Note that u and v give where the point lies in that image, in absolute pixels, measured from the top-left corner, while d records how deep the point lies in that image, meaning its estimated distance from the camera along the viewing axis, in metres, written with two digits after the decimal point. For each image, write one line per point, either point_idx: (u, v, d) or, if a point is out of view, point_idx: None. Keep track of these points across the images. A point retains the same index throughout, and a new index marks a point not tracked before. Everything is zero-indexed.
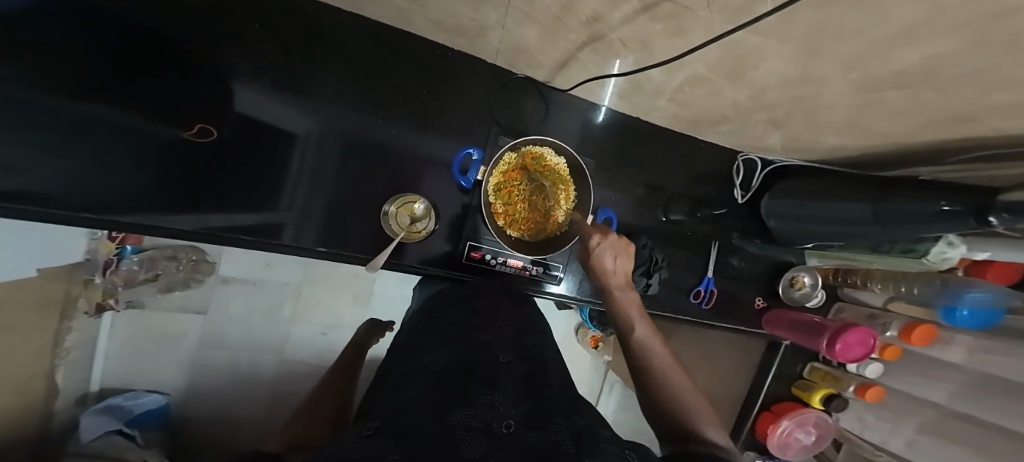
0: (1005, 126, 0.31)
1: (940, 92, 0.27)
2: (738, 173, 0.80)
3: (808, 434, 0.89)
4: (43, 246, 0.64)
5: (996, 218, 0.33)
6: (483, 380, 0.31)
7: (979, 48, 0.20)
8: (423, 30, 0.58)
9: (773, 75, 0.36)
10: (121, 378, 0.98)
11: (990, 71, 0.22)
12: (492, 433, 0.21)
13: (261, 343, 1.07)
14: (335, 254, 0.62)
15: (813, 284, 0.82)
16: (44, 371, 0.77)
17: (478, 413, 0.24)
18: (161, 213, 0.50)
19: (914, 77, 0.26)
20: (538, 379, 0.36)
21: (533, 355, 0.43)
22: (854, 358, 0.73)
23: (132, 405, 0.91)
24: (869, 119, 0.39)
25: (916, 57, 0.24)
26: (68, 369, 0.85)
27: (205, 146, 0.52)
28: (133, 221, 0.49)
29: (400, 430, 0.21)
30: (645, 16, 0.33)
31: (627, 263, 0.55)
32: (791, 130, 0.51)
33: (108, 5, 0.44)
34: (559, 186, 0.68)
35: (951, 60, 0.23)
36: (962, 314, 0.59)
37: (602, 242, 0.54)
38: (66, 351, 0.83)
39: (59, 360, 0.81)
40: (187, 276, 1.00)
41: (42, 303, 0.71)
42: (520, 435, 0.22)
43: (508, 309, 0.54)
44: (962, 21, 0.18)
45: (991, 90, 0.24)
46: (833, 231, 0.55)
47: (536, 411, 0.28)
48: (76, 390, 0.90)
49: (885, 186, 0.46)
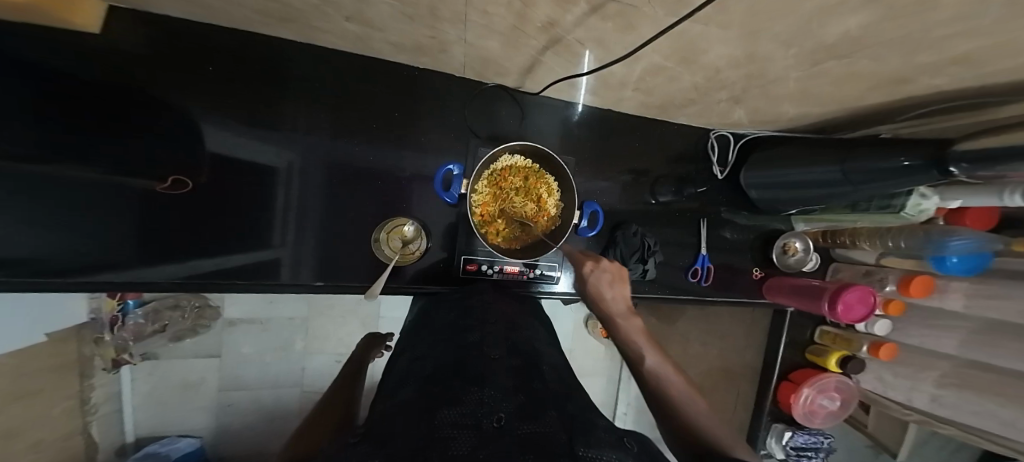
0: (944, 82, 0.32)
1: (880, 57, 0.28)
2: (714, 150, 0.81)
3: (832, 401, 0.87)
4: (37, 310, 0.67)
5: (956, 168, 0.34)
6: (473, 378, 0.34)
7: (893, 16, 0.21)
8: (387, 54, 0.60)
9: (723, 58, 0.37)
10: (152, 428, 1.01)
11: (914, 35, 0.23)
12: (481, 429, 0.24)
13: (280, 378, 1.09)
14: (333, 286, 0.65)
15: (806, 249, 0.83)
16: (76, 429, 0.80)
17: (468, 411, 0.27)
18: (144, 267, 0.53)
19: (854, 45, 0.27)
20: (530, 372, 0.38)
21: (526, 347, 0.45)
22: (858, 318, 0.72)
23: (168, 450, 0.93)
24: (821, 88, 0.40)
25: (843, 31, 0.25)
26: (100, 423, 0.89)
27: (177, 196, 0.54)
28: (115, 279, 0.52)
29: (385, 436, 0.23)
30: (594, 17, 0.34)
31: (624, 288, 0.52)
32: (752, 105, 0.52)
33: (81, 72, 0.47)
34: (540, 183, 0.69)
35: (874, 30, 0.24)
36: (952, 261, 0.58)
37: (596, 269, 0.52)
38: (95, 407, 0.87)
39: (90, 415, 0.85)
40: (193, 323, 0.99)
41: (56, 366, 0.74)
42: (510, 426, 0.26)
43: (500, 306, 0.55)
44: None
45: (927, 49, 0.25)
46: (809, 195, 0.56)
47: (530, 404, 0.31)
48: (110, 444, 0.93)
49: (848, 147, 0.47)
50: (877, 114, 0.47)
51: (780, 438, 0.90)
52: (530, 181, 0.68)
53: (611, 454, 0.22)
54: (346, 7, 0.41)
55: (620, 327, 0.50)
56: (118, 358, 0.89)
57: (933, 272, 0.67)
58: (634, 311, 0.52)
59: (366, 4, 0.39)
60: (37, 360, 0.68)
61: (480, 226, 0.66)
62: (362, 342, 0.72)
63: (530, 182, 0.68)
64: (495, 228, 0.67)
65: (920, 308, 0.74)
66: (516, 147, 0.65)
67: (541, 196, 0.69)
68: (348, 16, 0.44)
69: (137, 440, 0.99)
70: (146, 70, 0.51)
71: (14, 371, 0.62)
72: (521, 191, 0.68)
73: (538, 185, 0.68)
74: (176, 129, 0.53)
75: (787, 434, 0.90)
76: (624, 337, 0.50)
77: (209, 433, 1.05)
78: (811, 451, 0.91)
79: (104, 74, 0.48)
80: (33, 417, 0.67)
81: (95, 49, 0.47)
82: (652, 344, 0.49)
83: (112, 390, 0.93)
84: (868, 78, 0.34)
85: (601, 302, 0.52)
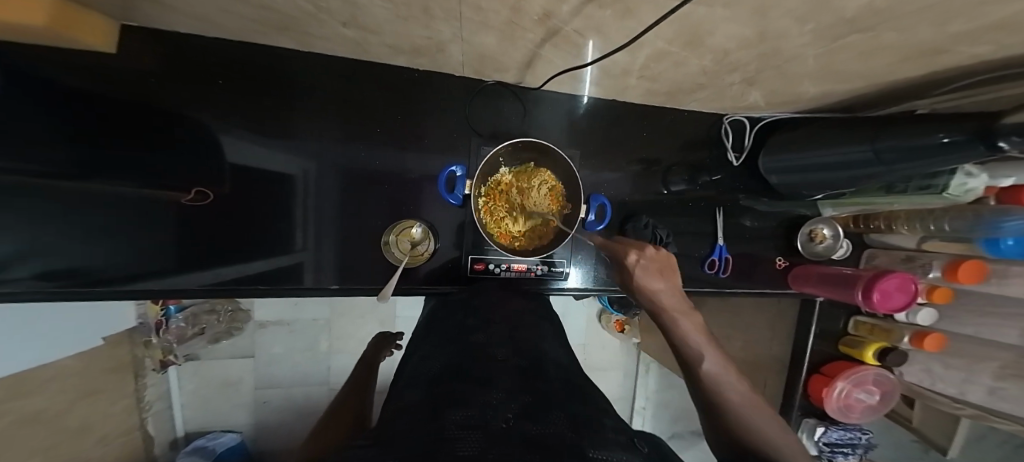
0: (990, 49, 0.28)
1: (908, 28, 0.26)
2: (728, 135, 0.77)
3: (869, 395, 0.82)
4: (93, 319, 0.74)
5: (1006, 142, 0.30)
6: (480, 380, 0.34)
7: None
8: (386, 58, 0.60)
9: (732, 39, 0.35)
10: (199, 424, 1.08)
11: (948, 2, 0.21)
12: (488, 428, 0.24)
13: (309, 377, 1.15)
14: (347, 289, 0.66)
15: (835, 235, 0.78)
16: (134, 426, 0.88)
17: (476, 413, 0.27)
18: (178, 275, 0.57)
19: (878, 17, 0.25)
20: (536, 373, 0.38)
21: (531, 347, 0.45)
22: (897, 307, 0.66)
23: (213, 445, 1.01)
24: (843, 64, 0.37)
25: (862, 4, 0.23)
26: (154, 419, 0.98)
27: (203, 205, 0.57)
28: (153, 286, 0.56)
29: (392, 436, 0.23)
30: (591, 6, 0.33)
31: (675, 278, 0.47)
32: (768, 87, 0.48)
33: (111, 94, 0.51)
34: (532, 174, 0.68)
35: (898, 2, 0.22)
36: (1007, 244, 0.52)
37: (641, 257, 0.48)
38: (149, 404, 0.96)
39: (144, 412, 0.94)
40: (227, 326, 1.03)
41: (114, 367, 0.81)
42: (518, 426, 0.25)
43: (508, 306, 0.56)
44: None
45: (962, 17, 0.22)
46: (837, 178, 0.52)
47: (536, 404, 0.30)
48: (163, 439, 1.01)
49: (880, 125, 0.43)
50: (910, 87, 0.43)
51: (813, 435, 0.85)
52: (523, 175, 0.67)
53: (620, 453, 0.21)
54: (341, 13, 0.41)
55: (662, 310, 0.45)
56: (165, 359, 0.97)
57: (984, 256, 0.60)
58: (688, 301, 0.46)
59: (360, 9, 0.39)
60: (97, 361, 0.75)
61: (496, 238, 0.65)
62: (374, 340, 0.74)
63: (523, 177, 0.67)
64: (509, 233, 0.67)
65: (969, 295, 0.68)
66: (503, 148, 0.64)
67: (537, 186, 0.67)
68: (344, 21, 0.44)
69: (187, 435, 1.08)
70: (166, 88, 0.54)
71: (78, 370, 0.69)
72: (518, 191, 0.67)
73: (537, 178, 0.67)
74: (195, 141, 0.55)
75: (821, 430, 0.84)
76: (666, 321, 0.45)
77: (249, 429, 1.12)
78: (848, 447, 0.86)
79: (129, 94, 0.52)
80: (97, 415, 0.75)
81: (119, 70, 0.51)
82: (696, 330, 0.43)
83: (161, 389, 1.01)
84: (896, 50, 0.31)
85: (643, 288, 0.47)
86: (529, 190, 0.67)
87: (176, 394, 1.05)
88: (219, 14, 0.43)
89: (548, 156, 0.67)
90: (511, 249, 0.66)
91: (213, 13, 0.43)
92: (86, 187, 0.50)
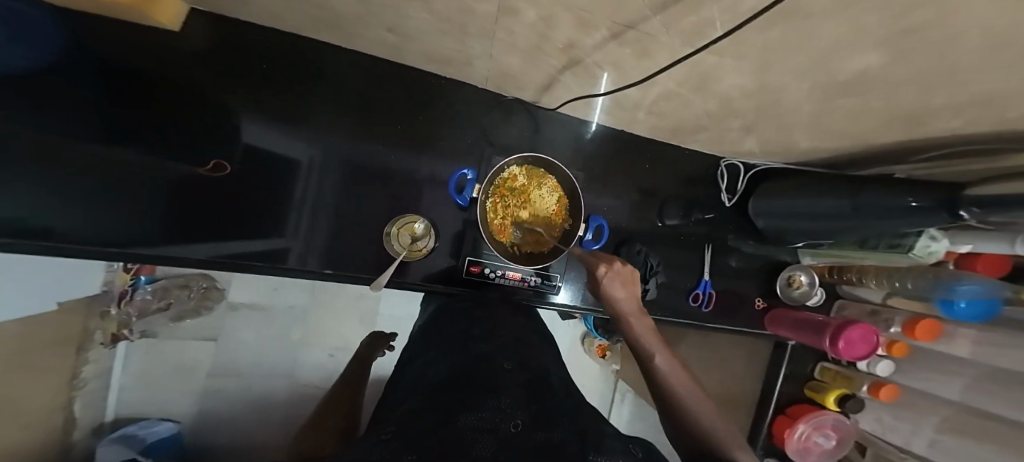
0: (956, 125, 0.33)
1: (893, 95, 0.30)
2: (723, 178, 0.82)
3: (828, 439, 0.84)
4: (58, 280, 0.68)
5: (966, 212, 0.36)
6: (488, 386, 0.35)
7: (907, 53, 0.23)
8: (416, 63, 0.63)
9: (736, 88, 0.39)
10: (135, 407, 0.93)
11: (926, 73, 0.25)
12: (500, 433, 0.27)
13: (272, 369, 1.03)
14: (340, 274, 0.66)
15: (812, 282, 0.82)
16: (60, 406, 0.73)
17: (487, 417, 0.29)
18: (171, 244, 0.55)
19: (867, 82, 0.29)
20: (538, 385, 0.39)
21: (536, 362, 0.45)
22: (859, 356, 0.71)
23: (144, 433, 0.85)
24: (833, 123, 0.41)
25: (854, 68, 0.27)
26: (83, 400, 0.81)
27: (214, 178, 0.57)
28: (143, 252, 0.53)
29: (409, 436, 0.27)
30: (614, 43, 0.36)
31: (634, 288, 0.55)
32: (764, 136, 0.53)
33: (144, 64, 0.52)
34: (539, 181, 0.69)
35: (882, 69, 0.26)
36: (960, 306, 0.57)
37: (609, 272, 0.54)
38: (82, 382, 0.80)
39: (77, 390, 0.79)
40: (197, 304, 0.97)
41: (59, 337, 0.71)
42: (526, 434, 0.28)
43: (507, 316, 0.56)
44: (898, 28, 0.20)
45: (939, 90, 0.26)
46: (819, 228, 0.56)
47: (542, 413, 0.33)
48: (87, 421, 0.83)
49: (860, 183, 0.48)
50: (885, 153, 0.48)
51: None
52: (531, 183, 0.69)
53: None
54: (386, 19, 0.44)
55: (630, 324, 0.53)
56: (119, 334, 0.88)
57: (938, 316, 0.67)
58: (646, 312, 0.54)
59: (403, 18, 0.42)
60: (62, 327, 0.72)
61: (509, 245, 0.68)
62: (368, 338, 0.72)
63: (530, 184, 0.69)
64: (522, 240, 0.69)
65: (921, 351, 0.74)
66: (513, 160, 0.67)
67: (544, 191, 0.69)
68: (388, 27, 0.47)
69: (116, 420, 0.92)
70: (202, 62, 0.55)
71: (40, 334, 0.65)
72: (526, 198, 0.69)
73: (544, 186, 0.70)
74: (218, 118, 0.56)
75: None
76: (633, 336, 0.52)
77: (189, 419, 0.97)
78: None
79: (161, 65, 0.53)
80: (37, 387, 0.66)
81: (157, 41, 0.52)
82: (659, 342, 0.51)
83: (106, 366, 0.88)
84: (878, 115, 0.35)
85: (612, 302, 0.55)
86: (537, 196, 0.69)
87: (119, 373, 0.92)
88: (273, 6, 0.46)
89: (560, 173, 0.70)
90: (523, 254, 0.69)
91: (265, 5, 0.45)
92: (102, 149, 0.50)
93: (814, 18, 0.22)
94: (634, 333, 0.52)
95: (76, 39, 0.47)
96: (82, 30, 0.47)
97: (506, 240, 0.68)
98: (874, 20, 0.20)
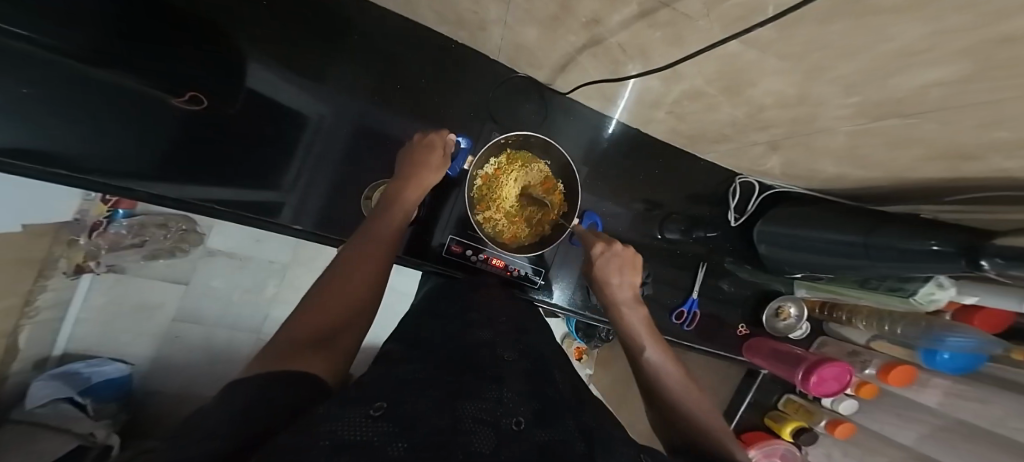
0: (1009, 167, 0.29)
1: (952, 121, 0.27)
2: (733, 196, 0.78)
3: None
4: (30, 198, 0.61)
5: (987, 263, 0.32)
6: (485, 375, 0.30)
7: (988, 73, 0.20)
8: (428, 20, 0.58)
9: (772, 94, 0.35)
10: (87, 345, 0.89)
11: (997, 100, 0.22)
12: (500, 429, 0.23)
13: (240, 322, 1.00)
14: (313, 237, 0.61)
15: (799, 316, 0.78)
16: (2, 332, 0.70)
17: (488, 408, 0.25)
18: (153, 181, 0.51)
19: (925, 103, 0.26)
20: (540, 379, 0.35)
21: (531, 350, 0.41)
22: (827, 393, 0.74)
23: (90, 373, 0.81)
24: (868, 147, 0.37)
25: (915, 82, 0.24)
26: (33, 329, 0.78)
27: (199, 114, 0.52)
28: (108, 185, 0.49)
29: (406, 415, 0.20)
30: (643, 23, 0.32)
31: (632, 273, 0.60)
32: (789, 155, 0.49)
33: None
34: (519, 164, 0.66)
35: (953, 87, 0.23)
36: (942, 357, 0.59)
37: (604, 253, 0.60)
38: (36, 310, 0.76)
39: (26, 319, 0.75)
40: (173, 245, 0.92)
41: (18, 259, 0.67)
42: (529, 434, 0.24)
43: (505, 301, 0.52)
44: (989, 38, 0.17)
45: (1009, 123, 0.23)
46: (824, 263, 0.53)
47: (545, 410, 0.29)
48: (34, 353, 0.80)
49: (880, 219, 0.45)
50: (912, 189, 0.45)
51: None
52: (515, 168, 0.65)
53: None
54: None
55: (624, 312, 0.58)
56: (84, 265, 0.83)
57: (916, 363, 0.68)
58: (638, 299, 0.60)
59: None
60: (27, 248, 0.68)
61: (519, 234, 0.67)
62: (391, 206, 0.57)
63: (514, 171, 0.65)
64: (529, 224, 0.67)
65: (890, 396, 0.75)
66: (484, 152, 0.63)
67: (529, 172, 0.66)
68: None
69: (64, 356, 0.87)
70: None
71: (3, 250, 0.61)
72: (515, 184, 0.66)
73: (529, 166, 0.66)
74: (221, 46, 0.52)
75: None
76: (626, 324, 0.57)
77: (144, 364, 0.93)
78: None
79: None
80: None
81: None
82: (653, 336, 0.55)
83: (62, 296, 0.83)
84: (924, 144, 0.32)
85: (605, 285, 0.59)
86: (524, 178, 0.66)
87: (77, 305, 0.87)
88: None
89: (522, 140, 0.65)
90: (538, 237, 0.68)
91: None
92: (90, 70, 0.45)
93: (882, 16, 0.19)
94: (627, 321, 0.57)
95: None
96: None
97: (524, 237, 0.67)
98: (963, 23, 0.17)
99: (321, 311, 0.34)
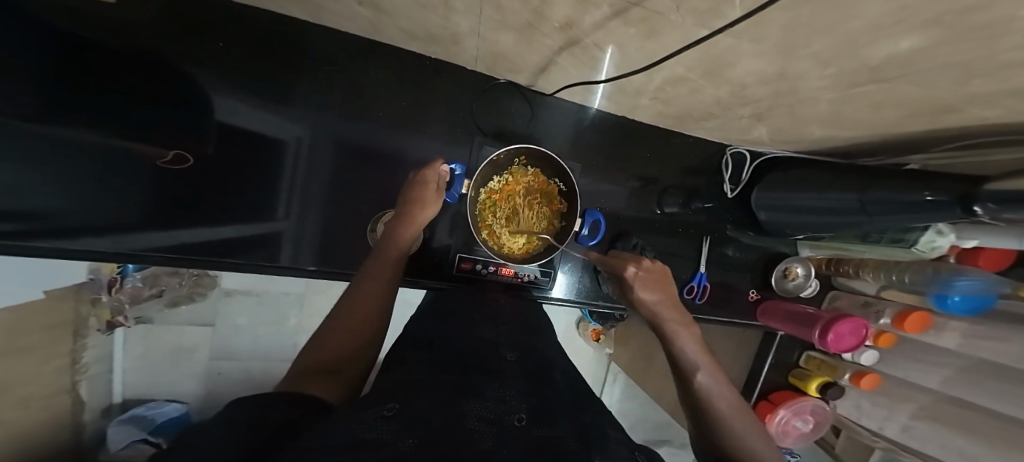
0: (990, 116, 0.30)
1: (929, 83, 0.27)
2: (727, 167, 0.78)
3: (806, 423, 0.91)
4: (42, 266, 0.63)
5: (981, 207, 0.33)
6: (490, 371, 0.32)
7: (959, 39, 0.20)
8: (400, 41, 0.59)
9: (751, 74, 0.36)
10: (141, 391, 0.94)
11: (976, 62, 0.22)
12: (502, 426, 0.23)
13: (274, 352, 1.03)
14: (325, 273, 0.64)
15: (807, 274, 0.80)
16: (64, 387, 0.74)
17: (489, 405, 0.25)
18: (148, 233, 0.55)
19: (902, 69, 0.26)
20: (541, 376, 0.36)
21: (537, 350, 0.42)
22: (846, 348, 0.75)
23: (154, 414, 0.89)
24: (851, 110, 0.38)
25: (893, 50, 0.24)
26: (89, 383, 0.82)
27: (183, 170, 0.55)
28: (106, 245, 0.53)
29: (417, 418, 0.21)
30: (617, 21, 0.33)
31: (664, 283, 0.61)
32: (775, 124, 0.49)
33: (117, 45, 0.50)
34: (511, 175, 0.66)
35: (929, 52, 0.23)
36: (953, 300, 0.58)
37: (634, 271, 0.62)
38: (86, 366, 0.80)
39: (81, 374, 0.78)
40: (189, 291, 0.93)
41: (54, 323, 0.69)
42: (530, 428, 0.25)
43: (511, 305, 0.53)
44: (950, 10, 0.17)
45: (985, 78, 0.23)
46: (822, 223, 0.54)
47: (542, 407, 0.29)
48: (96, 404, 0.86)
49: (871, 176, 0.46)
50: (902, 143, 0.45)
51: None
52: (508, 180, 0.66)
53: None
54: None
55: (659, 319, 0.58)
56: (114, 321, 0.83)
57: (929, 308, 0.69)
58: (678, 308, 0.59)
59: None
60: (59, 313, 0.70)
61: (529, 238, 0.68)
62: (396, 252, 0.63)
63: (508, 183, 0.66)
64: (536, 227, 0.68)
65: (910, 342, 0.76)
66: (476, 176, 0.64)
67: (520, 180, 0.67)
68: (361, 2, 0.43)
69: (125, 403, 0.93)
70: (183, 43, 0.53)
71: (38, 317, 0.64)
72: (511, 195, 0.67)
73: (519, 173, 0.67)
74: (190, 106, 0.54)
75: None
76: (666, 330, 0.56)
77: (196, 400, 0.98)
78: None
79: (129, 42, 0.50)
80: (35, 372, 0.64)
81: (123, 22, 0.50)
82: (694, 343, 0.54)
83: (104, 351, 0.86)
84: (907, 103, 0.32)
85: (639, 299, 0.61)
86: (518, 187, 0.67)
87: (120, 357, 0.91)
88: None
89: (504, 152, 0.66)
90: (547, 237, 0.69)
91: None
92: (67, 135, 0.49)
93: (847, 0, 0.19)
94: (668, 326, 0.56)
95: (49, 27, 0.46)
96: (94, 31, 0.49)
97: (534, 240, 0.69)
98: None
99: (335, 337, 0.38)
